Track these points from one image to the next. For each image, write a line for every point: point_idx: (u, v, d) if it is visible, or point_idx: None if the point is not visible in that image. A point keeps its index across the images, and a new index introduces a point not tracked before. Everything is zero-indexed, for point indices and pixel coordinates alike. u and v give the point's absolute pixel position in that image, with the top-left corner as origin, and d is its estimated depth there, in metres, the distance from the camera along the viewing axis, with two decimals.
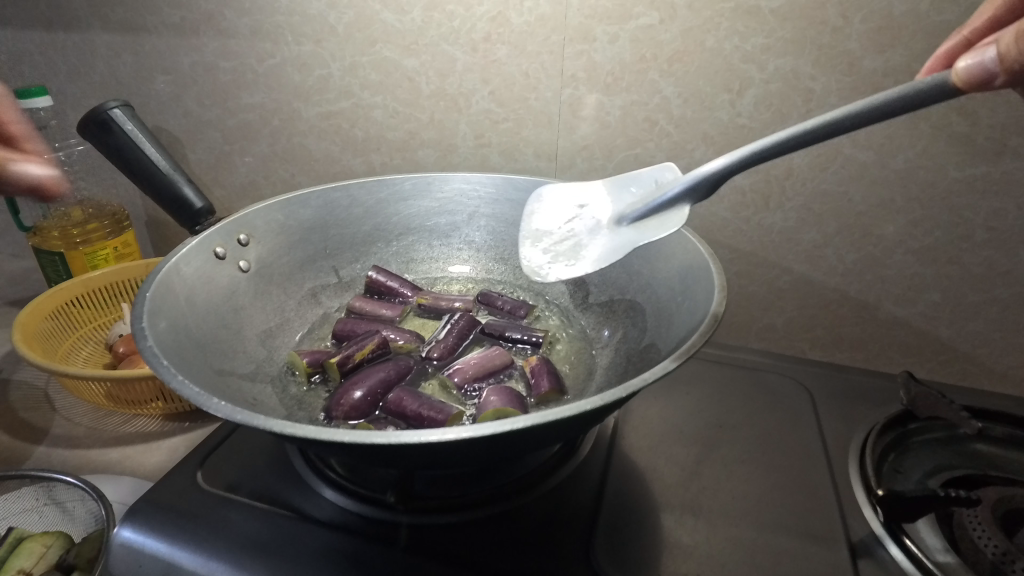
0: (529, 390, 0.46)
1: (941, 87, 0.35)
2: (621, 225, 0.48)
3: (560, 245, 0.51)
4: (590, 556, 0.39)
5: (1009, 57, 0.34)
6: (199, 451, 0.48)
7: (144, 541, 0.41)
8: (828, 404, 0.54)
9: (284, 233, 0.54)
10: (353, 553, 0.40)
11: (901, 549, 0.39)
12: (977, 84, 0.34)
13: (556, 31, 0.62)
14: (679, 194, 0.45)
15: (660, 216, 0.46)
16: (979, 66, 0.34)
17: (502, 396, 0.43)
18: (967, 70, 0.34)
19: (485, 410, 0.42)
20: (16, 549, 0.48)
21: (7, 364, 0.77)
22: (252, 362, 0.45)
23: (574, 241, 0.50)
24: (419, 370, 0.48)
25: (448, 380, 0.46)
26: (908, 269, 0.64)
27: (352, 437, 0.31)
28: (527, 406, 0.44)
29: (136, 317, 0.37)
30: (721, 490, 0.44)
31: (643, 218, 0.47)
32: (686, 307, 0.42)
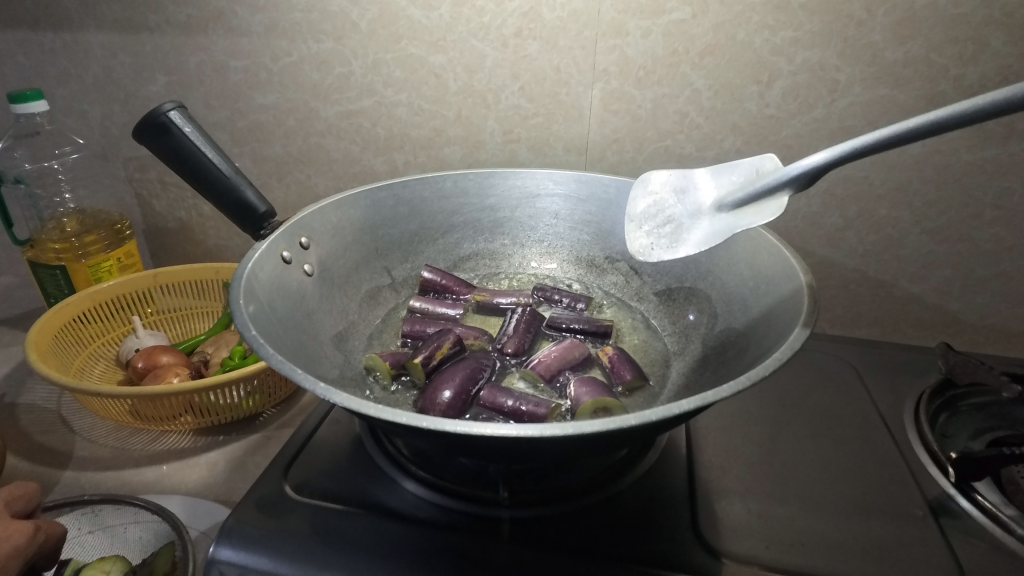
0: (611, 380, 0.47)
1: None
2: (721, 210, 0.47)
3: (661, 228, 0.51)
4: (698, 534, 0.40)
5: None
6: (277, 461, 0.47)
7: (247, 555, 0.40)
8: (872, 376, 0.57)
9: (339, 235, 0.53)
10: (466, 550, 0.40)
11: (972, 503, 0.43)
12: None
13: (588, 26, 0.63)
14: (775, 186, 0.43)
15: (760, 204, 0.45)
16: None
17: (593, 388, 0.43)
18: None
19: (580, 404, 0.42)
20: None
21: (9, 387, 0.73)
22: (334, 367, 0.44)
23: (673, 223, 0.50)
24: (498, 366, 0.49)
25: (531, 373, 0.47)
26: (923, 248, 0.68)
27: (503, 433, 0.31)
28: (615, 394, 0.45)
29: (240, 326, 0.36)
30: (800, 464, 0.46)
31: (742, 205, 0.46)
32: (764, 291, 0.44)
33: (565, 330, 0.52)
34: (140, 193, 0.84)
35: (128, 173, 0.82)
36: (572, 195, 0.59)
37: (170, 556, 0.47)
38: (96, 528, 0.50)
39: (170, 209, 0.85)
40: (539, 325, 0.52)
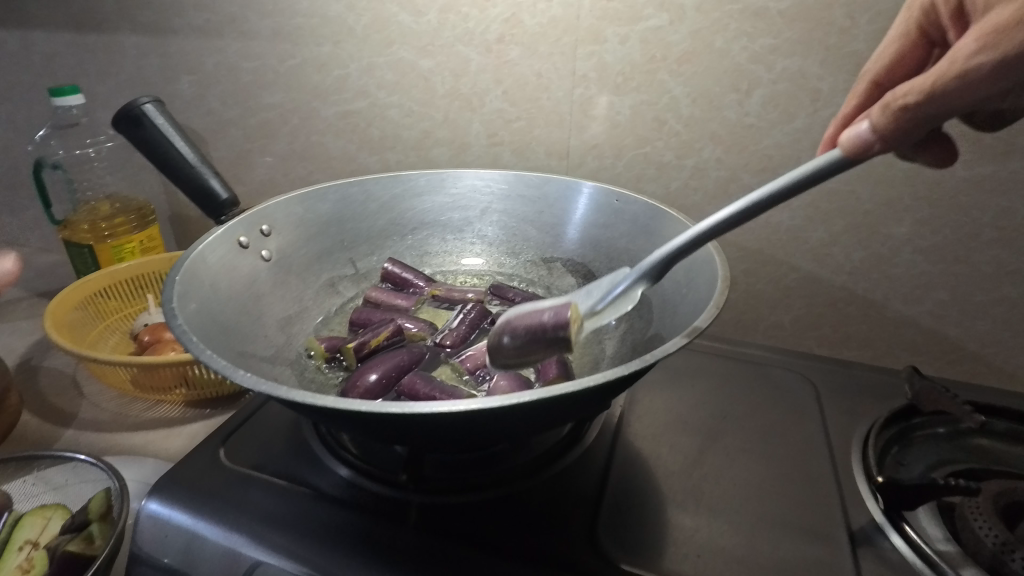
0: (539, 377, 0.47)
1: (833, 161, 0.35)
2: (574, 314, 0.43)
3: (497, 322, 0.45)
4: (592, 535, 0.41)
5: (885, 124, 0.33)
6: (221, 431, 0.51)
7: (171, 512, 0.43)
8: (832, 396, 0.54)
9: (304, 225, 0.56)
10: (367, 528, 0.42)
11: (901, 539, 0.40)
12: (860, 151, 0.34)
13: (568, 32, 0.64)
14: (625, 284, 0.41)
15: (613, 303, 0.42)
16: (861, 138, 0.34)
17: (511, 381, 0.45)
18: (851, 140, 0.34)
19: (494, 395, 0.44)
20: (18, 524, 0.50)
21: (36, 352, 0.80)
22: (271, 347, 0.47)
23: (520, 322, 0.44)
24: (432, 357, 0.50)
25: (460, 366, 0.49)
26: (916, 268, 0.64)
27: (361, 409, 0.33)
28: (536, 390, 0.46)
29: (164, 298, 0.39)
30: (722, 477, 0.46)
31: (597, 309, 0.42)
32: (689, 298, 0.44)
33: None
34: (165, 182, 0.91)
35: None
36: (538, 198, 0.60)
37: (105, 498, 0.49)
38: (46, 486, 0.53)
39: None
40: (484, 322, 0.54)
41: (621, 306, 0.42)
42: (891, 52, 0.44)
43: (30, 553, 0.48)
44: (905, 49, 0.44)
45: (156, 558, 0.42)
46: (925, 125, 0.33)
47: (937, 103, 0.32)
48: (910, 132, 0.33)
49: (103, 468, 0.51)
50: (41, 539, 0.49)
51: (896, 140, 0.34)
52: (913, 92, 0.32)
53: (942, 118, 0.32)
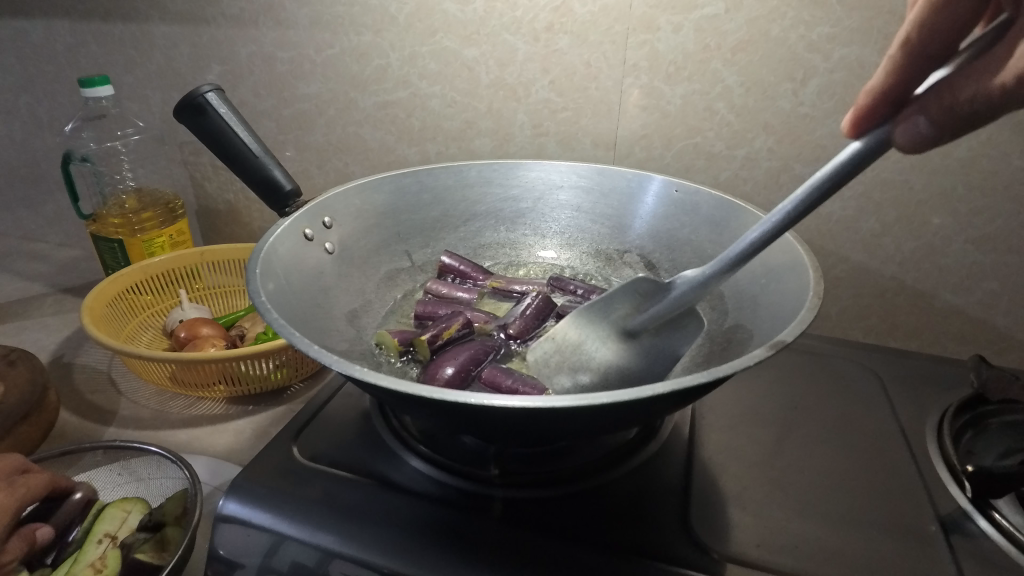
0: None
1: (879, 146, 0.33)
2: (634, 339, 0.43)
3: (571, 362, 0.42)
4: (686, 526, 0.40)
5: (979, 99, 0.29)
6: (290, 427, 0.50)
7: (252, 510, 0.42)
8: (897, 386, 0.54)
9: (362, 218, 0.55)
10: (455, 523, 0.41)
11: (989, 522, 0.41)
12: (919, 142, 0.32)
13: (619, 21, 0.63)
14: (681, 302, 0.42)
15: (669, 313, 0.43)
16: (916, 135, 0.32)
17: None
18: (909, 137, 0.32)
19: None
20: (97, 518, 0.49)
21: (67, 348, 0.79)
22: (344, 340, 0.47)
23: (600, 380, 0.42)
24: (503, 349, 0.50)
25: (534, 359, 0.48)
26: (967, 258, 0.64)
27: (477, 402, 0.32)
28: None
29: (252, 292, 0.38)
30: (805, 467, 0.45)
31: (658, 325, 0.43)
32: (773, 288, 0.43)
33: None
34: (193, 175, 0.89)
35: (184, 157, 0.88)
36: (594, 188, 0.60)
37: (181, 502, 0.48)
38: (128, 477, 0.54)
39: (220, 191, 0.90)
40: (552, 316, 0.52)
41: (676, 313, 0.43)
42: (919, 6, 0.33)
43: (110, 546, 0.47)
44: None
45: (237, 558, 0.41)
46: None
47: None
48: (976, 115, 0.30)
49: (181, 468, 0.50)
50: (121, 533, 0.48)
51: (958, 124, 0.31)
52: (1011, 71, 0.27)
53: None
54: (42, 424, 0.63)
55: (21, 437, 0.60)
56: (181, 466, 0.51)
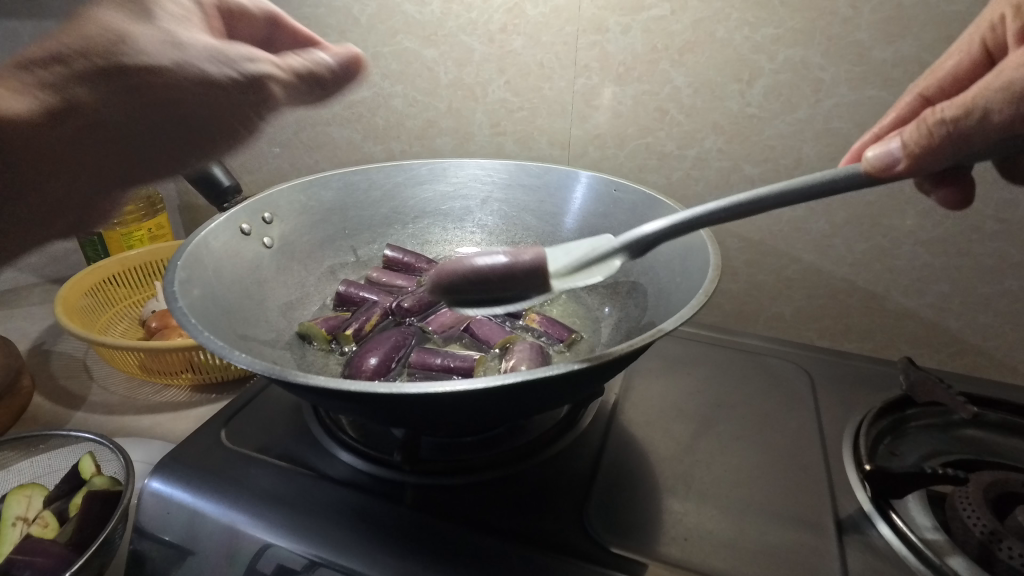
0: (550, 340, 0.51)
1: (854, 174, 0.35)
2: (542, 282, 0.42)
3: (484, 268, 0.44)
4: (584, 517, 0.41)
5: (913, 144, 0.34)
6: (224, 413, 0.52)
7: (174, 490, 0.44)
8: (828, 386, 0.55)
9: (306, 214, 0.57)
10: (363, 506, 0.43)
11: (889, 528, 0.40)
12: (883, 170, 0.35)
13: (571, 22, 0.64)
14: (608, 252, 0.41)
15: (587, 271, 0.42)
16: (892, 156, 0.35)
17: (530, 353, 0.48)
18: (880, 160, 0.35)
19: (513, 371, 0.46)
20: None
21: (48, 336, 0.82)
22: (272, 330, 0.48)
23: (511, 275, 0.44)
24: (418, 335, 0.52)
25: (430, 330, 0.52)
26: (918, 260, 0.64)
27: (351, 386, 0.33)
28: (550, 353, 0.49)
29: (167, 282, 0.40)
30: (715, 463, 0.46)
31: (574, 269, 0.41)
32: (683, 286, 0.44)
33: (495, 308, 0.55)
34: None
35: None
36: (539, 187, 0.61)
37: (95, 461, 0.52)
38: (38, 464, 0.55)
39: None
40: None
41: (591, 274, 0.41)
42: (947, 71, 0.45)
43: (26, 525, 0.49)
44: (963, 66, 0.45)
45: (160, 534, 0.43)
46: (942, 157, 0.35)
47: (947, 139, 0.34)
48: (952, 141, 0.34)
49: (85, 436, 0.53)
50: (32, 514, 0.50)
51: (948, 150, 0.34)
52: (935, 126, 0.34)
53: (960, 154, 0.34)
54: (13, 408, 0.66)
55: None
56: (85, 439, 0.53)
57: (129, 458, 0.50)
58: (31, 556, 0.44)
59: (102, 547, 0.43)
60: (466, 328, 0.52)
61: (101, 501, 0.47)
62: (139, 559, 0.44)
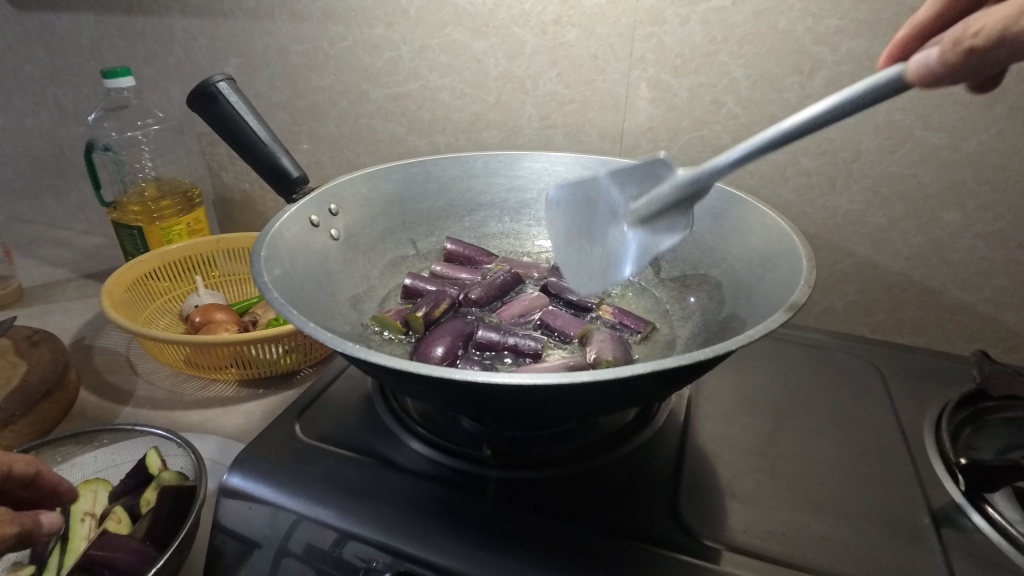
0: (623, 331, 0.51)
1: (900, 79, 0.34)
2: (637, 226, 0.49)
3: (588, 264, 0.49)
4: (674, 511, 0.41)
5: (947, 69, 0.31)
6: (293, 407, 0.52)
7: (254, 485, 0.44)
8: (897, 381, 0.55)
9: (368, 206, 0.56)
10: (448, 500, 0.42)
11: (982, 518, 0.40)
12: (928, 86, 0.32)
13: (627, 13, 0.63)
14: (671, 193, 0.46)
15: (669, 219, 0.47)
16: (927, 67, 0.32)
17: (610, 341, 0.47)
18: (917, 69, 0.32)
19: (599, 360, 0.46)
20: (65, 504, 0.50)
21: (88, 331, 0.81)
22: (345, 323, 0.48)
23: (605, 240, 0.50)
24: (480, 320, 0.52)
25: (501, 320, 0.52)
26: (976, 254, 0.63)
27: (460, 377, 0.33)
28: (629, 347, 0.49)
29: (256, 272, 0.39)
30: (797, 456, 0.46)
31: (652, 218, 0.48)
32: (769, 279, 0.43)
33: (560, 299, 0.54)
34: (211, 165, 0.91)
35: (201, 147, 0.91)
36: None
37: (161, 455, 0.51)
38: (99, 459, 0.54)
39: (236, 180, 0.92)
40: (517, 286, 0.56)
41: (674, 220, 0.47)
42: None
43: (95, 522, 0.49)
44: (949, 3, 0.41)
45: (240, 530, 0.43)
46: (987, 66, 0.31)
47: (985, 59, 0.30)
48: (985, 58, 0.30)
49: (150, 431, 0.53)
50: (99, 510, 0.50)
51: (970, 68, 0.31)
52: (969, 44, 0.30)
53: (1005, 61, 0.30)
54: (63, 403, 0.65)
55: (44, 413, 0.62)
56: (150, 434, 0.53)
57: (197, 454, 0.49)
58: (106, 553, 0.43)
59: (182, 544, 0.43)
60: (539, 318, 0.52)
61: (177, 496, 0.47)
62: (218, 554, 0.43)
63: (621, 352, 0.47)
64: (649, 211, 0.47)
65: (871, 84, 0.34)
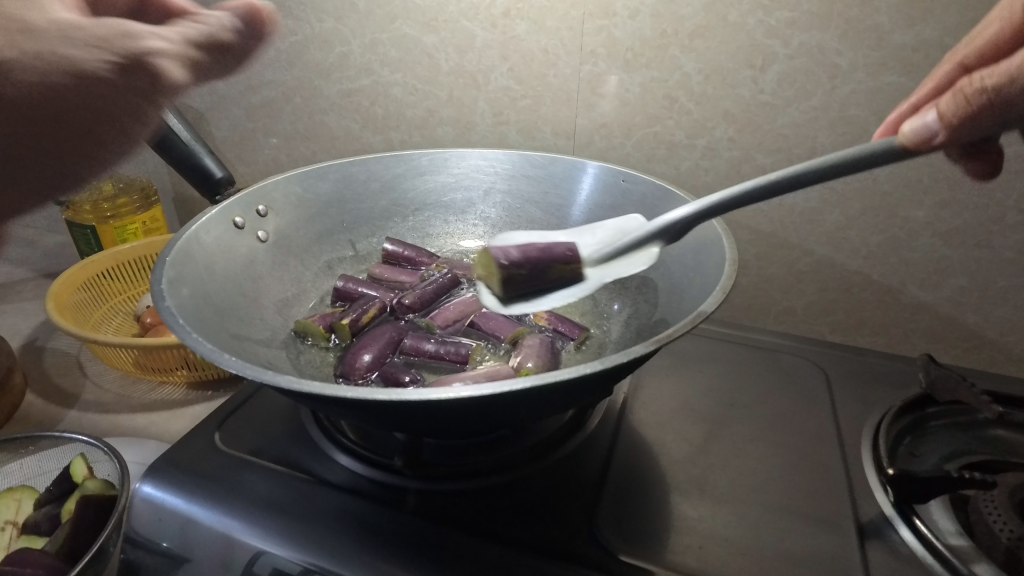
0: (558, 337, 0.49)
1: (889, 149, 0.37)
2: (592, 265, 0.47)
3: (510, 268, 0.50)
4: (592, 524, 0.40)
5: (950, 115, 0.35)
6: (218, 414, 0.50)
7: (166, 496, 0.43)
8: (843, 386, 0.53)
9: (301, 206, 0.55)
10: (363, 513, 0.41)
11: (911, 532, 0.39)
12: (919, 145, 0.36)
13: (576, 6, 0.61)
14: (644, 237, 0.45)
15: (627, 258, 0.47)
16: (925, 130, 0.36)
17: (537, 347, 0.46)
18: (919, 134, 0.36)
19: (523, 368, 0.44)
20: None
21: (40, 333, 0.80)
22: (266, 329, 0.46)
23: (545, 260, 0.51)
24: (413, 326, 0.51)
25: (433, 324, 0.51)
26: (935, 252, 0.62)
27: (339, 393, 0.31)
28: (560, 353, 0.47)
29: (154, 279, 0.38)
30: (729, 465, 0.44)
31: (609, 258, 0.47)
32: (697, 282, 0.42)
33: None
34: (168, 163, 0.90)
35: None
36: (545, 178, 0.59)
37: (87, 463, 0.50)
38: (29, 466, 0.53)
39: None
40: (456, 288, 0.55)
41: (635, 261, 0.46)
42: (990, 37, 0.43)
43: (17, 532, 0.48)
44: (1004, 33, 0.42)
45: (153, 541, 0.42)
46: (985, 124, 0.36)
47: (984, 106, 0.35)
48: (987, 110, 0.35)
49: (76, 436, 0.52)
50: (22, 518, 0.49)
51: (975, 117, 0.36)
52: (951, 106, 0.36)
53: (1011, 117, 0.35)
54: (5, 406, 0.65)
55: None
56: (78, 442, 0.52)
57: (121, 463, 0.48)
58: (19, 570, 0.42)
59: (94, 558, 0.42)
60: (473, 323, 0.51)
61: (94, 505, 0.45)
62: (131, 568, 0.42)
63: (550, 359, 0.45)
64: (602, 255, 0.47)
65: (871, 147, 0.37)
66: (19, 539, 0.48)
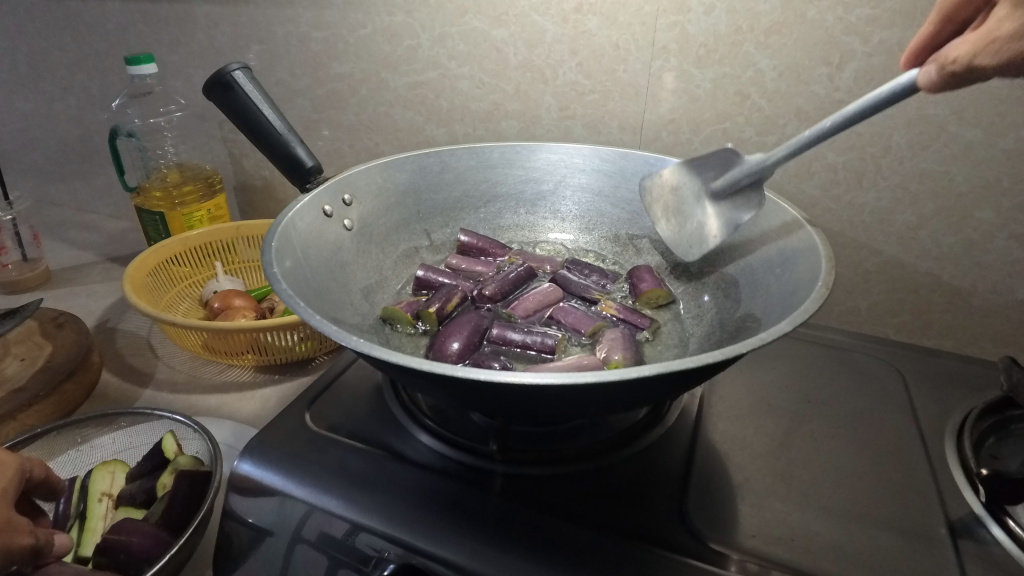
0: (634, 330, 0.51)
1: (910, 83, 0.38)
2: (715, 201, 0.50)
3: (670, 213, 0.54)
4: (681, 512, 0.40)
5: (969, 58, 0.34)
6: (305, 395, 0.52)
7: (265, 472, 0.44)
8: (919, 386, 0.53)
9: (382, 195, 0.56)
10: (455, 493, 0.42)
11: (1003, 529, 0.39)
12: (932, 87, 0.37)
13: (650, 2, 0.62)
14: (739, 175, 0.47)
15: (739, 202, 0.49)
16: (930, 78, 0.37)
17: (621, 341, 0.47)
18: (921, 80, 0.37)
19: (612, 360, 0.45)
20: (84, 484, 0.51)
21: (112, 315, 0.83)
22: (356, 314, 0.48)
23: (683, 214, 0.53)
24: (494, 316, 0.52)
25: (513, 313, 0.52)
26: (1010, 255, 0.61)
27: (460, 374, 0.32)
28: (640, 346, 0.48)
29: (266, 263, 0.39)
30: (810, 461, 0.45)
31: (729, 196, 0.49)
32: (787, 279, 0.42)
33: (572, 295, 0.55)
34: (232, 152, 0.92)
35: (222, 133, 0.91)
36: (617, 173, 0.59)
37: (177, 439, 0.52)
38: (119, 441, 0.56)
39: (256, 167, 0.92)
40: (532, 280, 0.56)
41: (748, 199, 0.48)
42: None
43: (113, 503, 0.50)
44: None
45: (252, 515, 0.43)
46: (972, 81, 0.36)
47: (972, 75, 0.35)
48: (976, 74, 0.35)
49: (166, 414, 0.54)
50: (116, 490, 0.51)
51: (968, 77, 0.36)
52: (956, 60, 0.35)
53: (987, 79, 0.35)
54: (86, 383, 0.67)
55: (69, 395, 0.64)
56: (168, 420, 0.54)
57: (211, 440, 0.50)
58: (123, 538, 0.44)
59: (196, 528, 0.44)
60: (551, 315, 0.52)
61: (189, 479, 0.47)
62: (229, 540, 0.44)
63: (633, 351, 0.46)
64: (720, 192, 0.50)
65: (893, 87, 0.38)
66: (116, 510, 0.50)
